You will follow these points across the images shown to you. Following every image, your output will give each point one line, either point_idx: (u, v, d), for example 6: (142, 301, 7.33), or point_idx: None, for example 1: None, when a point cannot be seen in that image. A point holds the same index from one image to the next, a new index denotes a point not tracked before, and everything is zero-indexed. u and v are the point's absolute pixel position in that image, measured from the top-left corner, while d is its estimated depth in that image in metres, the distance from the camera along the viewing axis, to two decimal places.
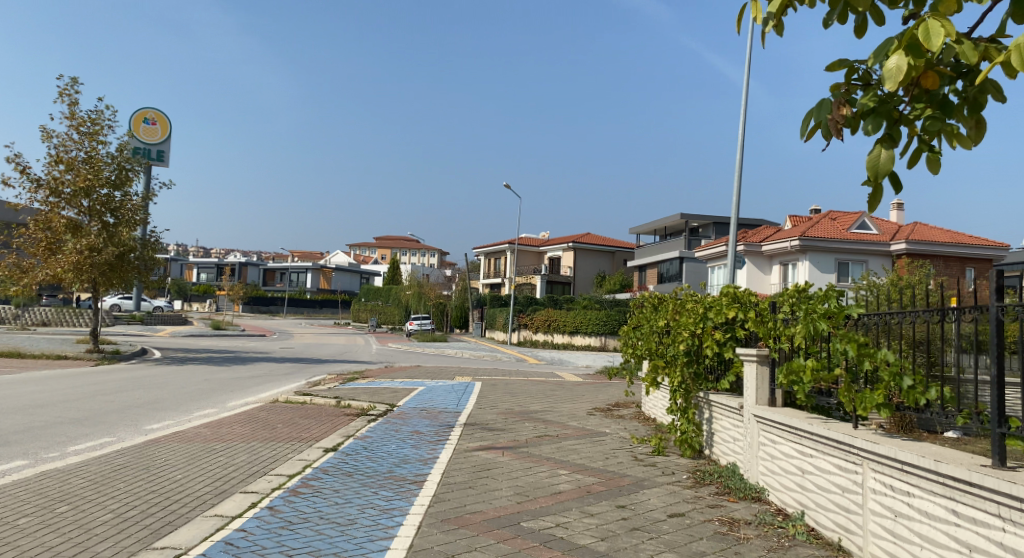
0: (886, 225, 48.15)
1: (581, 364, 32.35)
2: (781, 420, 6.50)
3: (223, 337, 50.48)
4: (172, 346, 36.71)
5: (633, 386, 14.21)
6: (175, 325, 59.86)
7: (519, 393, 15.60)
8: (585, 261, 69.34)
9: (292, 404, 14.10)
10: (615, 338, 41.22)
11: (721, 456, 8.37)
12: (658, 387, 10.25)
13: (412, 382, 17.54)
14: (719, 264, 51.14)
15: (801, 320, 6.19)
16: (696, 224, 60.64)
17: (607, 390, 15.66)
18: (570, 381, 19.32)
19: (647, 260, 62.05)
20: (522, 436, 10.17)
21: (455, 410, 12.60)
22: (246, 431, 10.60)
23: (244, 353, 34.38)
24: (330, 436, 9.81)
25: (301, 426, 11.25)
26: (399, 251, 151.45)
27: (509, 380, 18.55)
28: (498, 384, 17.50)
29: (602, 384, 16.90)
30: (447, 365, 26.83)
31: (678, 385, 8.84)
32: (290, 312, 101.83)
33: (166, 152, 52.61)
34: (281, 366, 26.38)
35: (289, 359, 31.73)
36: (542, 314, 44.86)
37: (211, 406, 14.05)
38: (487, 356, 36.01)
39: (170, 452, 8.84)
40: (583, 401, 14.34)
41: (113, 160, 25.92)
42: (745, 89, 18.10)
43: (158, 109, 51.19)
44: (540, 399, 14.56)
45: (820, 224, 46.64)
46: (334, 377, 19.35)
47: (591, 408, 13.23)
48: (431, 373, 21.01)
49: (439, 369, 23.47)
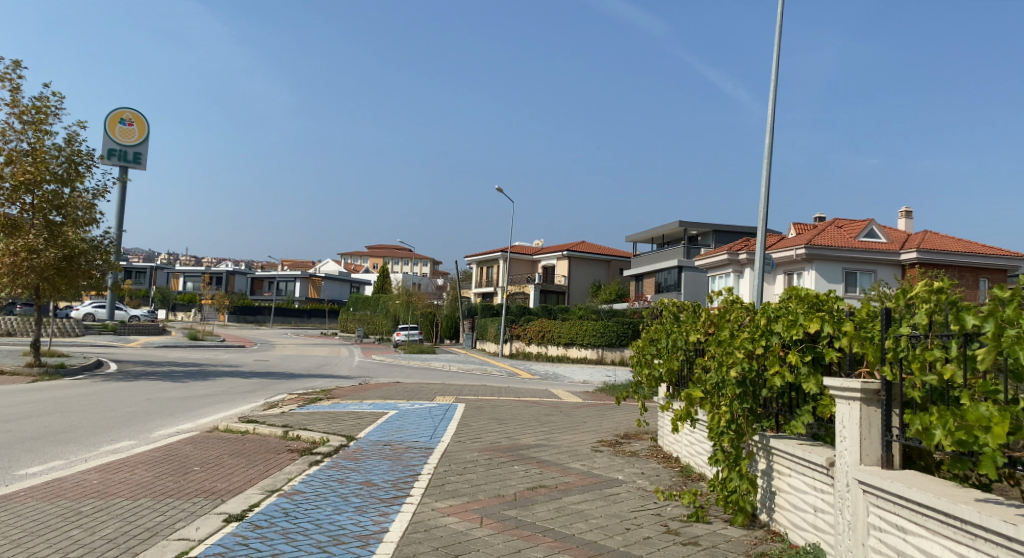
0: (894, 233, 45.52)
1: (579, 380, 29.78)
2: (928, 502, 4.14)
3: (200, 348, 47.94)
4: (134, 358, 34.07)
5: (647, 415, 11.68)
6: (151, 335, 57.20)
7: (509, 420, 13.00)
8: (580, 270, 66.89)
9: (230, 434, 11.54)
10: (612, 351, 38.75)
11: (788, 528, 5.91)
12: (692, 423, 7.75)
13: (383, 405, 14.93)
14: (719, 274, 48.83)
15: (992, 350, 3.79)
16: (695, 232, 58.20)
17: (613, 417, 13.10)
18: (570, 402, 16.76)
19: (644, 269, 59.70)
20: (508, 490, 7.61)
21: (427, 446, 10.05)
22: (145, 478, 8.06)
23: (212, 366, 31.74)
24: (250, 490, 7.27)
25: (225, 469, 8.71)
26: (391, 260, 148.60)
27: (498, 401, 15.97)
28: (484, 406, 14.88)
29: (607, 409, 14.34)
30: (430, 381, 24.23)
31: (727, 425, 6.39)
32: (276, 322, 99.01)
33: (143, 154, 49.90)
34: (246, 382, 23.79)
35: (260, 373, 29.12)
36: (535, 325, 42.33)
37: (130, 436, 11.48)
38: (476, 370, 33.38)
39: (14, 517, 6.30)
40: (585, 431, 11.78)
41: (63, 152, 23.30)
42: (776, 63, 15.51)
43: (135, 108, 48.48)
44: (533, 429, 11.95)
45: (826, 232, 44.31)
46: (296, 397, 16.78)
47: (595, 442, 10.69)
48: (411, 392, 18.47)
49: (420, 385, 20.92)
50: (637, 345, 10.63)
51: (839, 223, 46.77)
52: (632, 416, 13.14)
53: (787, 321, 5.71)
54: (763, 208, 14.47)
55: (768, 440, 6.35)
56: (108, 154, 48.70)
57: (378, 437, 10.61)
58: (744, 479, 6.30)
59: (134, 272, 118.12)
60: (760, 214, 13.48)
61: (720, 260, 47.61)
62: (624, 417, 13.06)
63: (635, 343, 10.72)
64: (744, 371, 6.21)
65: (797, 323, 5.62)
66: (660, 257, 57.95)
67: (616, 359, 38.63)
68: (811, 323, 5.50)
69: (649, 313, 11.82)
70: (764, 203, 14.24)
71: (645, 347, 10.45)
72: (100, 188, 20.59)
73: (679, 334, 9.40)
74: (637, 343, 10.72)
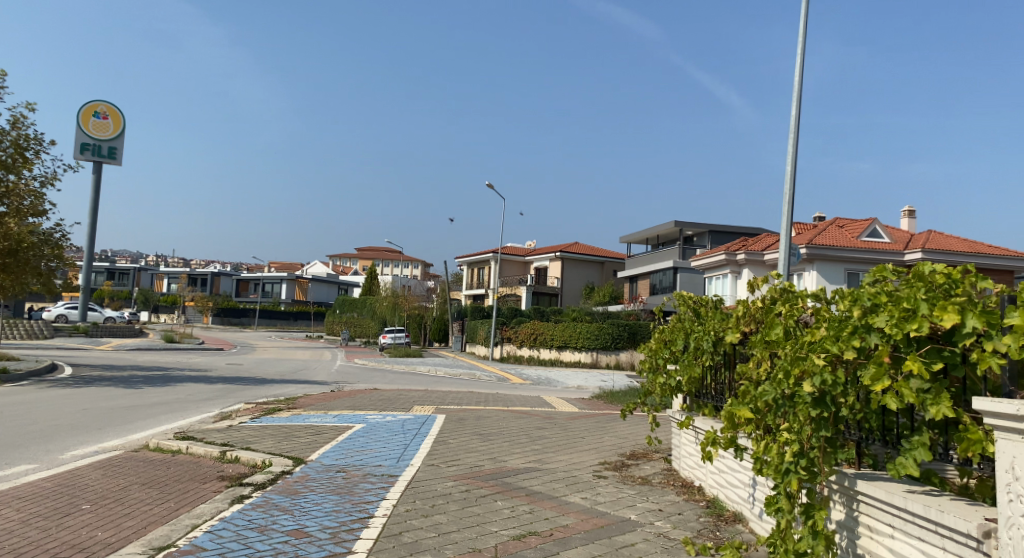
0: (898, 232, 43.63)
1: (573, 385, 27.85)
2: None
3: (175, 351, 45.85)
4: (97, 361, 31.98)
5: (659, 433, 9.77)
6: (125, 338, 55.05)
7: (495, 436, 11.04)
8: (572, 272, 65.05)
9: (156, 456, 9.56)
10: (607, 355, 37.09)
11: None
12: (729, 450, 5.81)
13: (350, 417, 12.95)
14: (717, 275, 46.99)
15: None
16: (691, 232, 56.45)
17: (618, 433, 11.16)
18: (565, 412, 14.78)
19: (638, 270, 58.10)
20: (487, 542, 5.69)
21: (390, 473, 8.11)
22: (9, 521, 6.09)
23: (179, 370, 29.65)
24: (131, 546, 5.28)
25: (123, 506, 6.74)
26: (381, 262, 146.55)
27: (483, 412, 14.00)
28: (466, 419, 12.90)
29: (608, 422, 12.41)
30: (411, 388, 22.29)
31: (793, 460, 4.46)
32: (262, 325, 96.79)
33: (118, 149, 47.61)
34: (210, 388, 21.78)
35: (229, 378, 27.14)
36: (527, 327, 40.36)
37: (34, 458, 9.49)
38: (464, 375, 31.40)
39: None
40: (585, 451, 9.83)
41: (7, 138, 22.26)
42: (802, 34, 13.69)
43: (109, 100, 46.42)
44: (523, 448, 9.99)
45: (827, 232, 42.51)
46: (253, 407, 14.81)
47: (598, 466, 8.77)
48: (386, 400, 16.50)
49: (399, 393, 18.95)
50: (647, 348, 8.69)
51: (840, 222, 44.97)
52: (641, 430, 11.23)
53: (894, 312, 3.86)
54: (790, 191, 12.55)
55: (852, 482, 4.43)
56: (82, 150, 46.13)
57: (326, 461, 8.64)
58: (817, 537, 4.34)
59: (117, 273, 115.52)
60: (787, 200, 11.56)
61: (717, 260, 45.79)
62: (631, 432, 11.13)
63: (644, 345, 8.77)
64: (823, 383, 4.25)
65: (917, 316, 3.77)
66: (655, 258, 56.18)
67: (611, 363, 37.05)
68: (946, 314, 3.66)
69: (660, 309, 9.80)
70: (790, 187, 12.34)
71: (659, 352, 8.47)
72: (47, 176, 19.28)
73: (700, 334, 7.47)
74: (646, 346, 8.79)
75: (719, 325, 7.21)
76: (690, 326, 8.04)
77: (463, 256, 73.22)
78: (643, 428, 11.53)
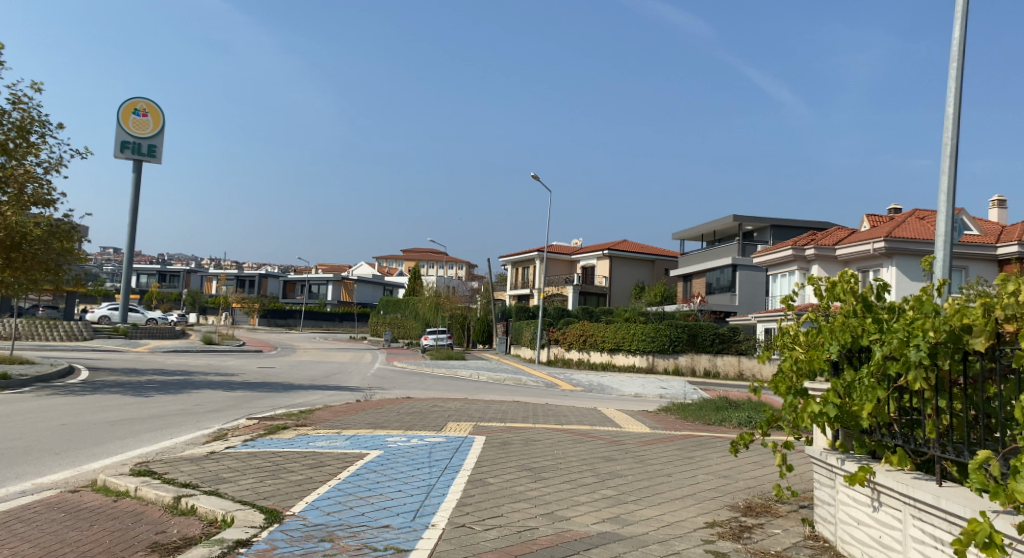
0: (987, 223, 39.67)
1: (629, 393, 24.95)
2: None
3: (211, 353, 43.97)
4: (120, 364, 29.97)
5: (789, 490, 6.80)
6: (162, 340, 53.48)
7: (549, 471, 8.34)
8: (622, 270, 61.95)
9: (93, 504, 6.98)
10: (664, 358, 34.24)
11: None
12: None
13: (367, 441, 10.30)
14: (783, 272, 43.65)
15: None
16: (751, 227, 53.01)
17: (713, 476, 8.41)
18: (632, 432, 12.00)
19: (693, 268, 54.91)
20: None
21: (400, 546, 5.43)
22: None
23: (202, 374, 27.46)
24: None
25: None
26: (425, 263, 144.83)
27: (531, 433, 11.27)
28: (511, 444, 10.18)
29: (693, 455, 9.65)
30: (448, 396, 19.67)
31: None
32: (307, 326, 95.24)
33: (158, 147, 45.58)
34: (224, 396, 19.43)
35: (254, 383, 24.81)
36: (576, 328, 37.42)
37: None
38: (508, 380, 28.68)
39: None
40: (676, 504, 7.06)
41: (8, 119, 20.19)
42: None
43: (148, 96, 44.53)
44: (589, 495, 7.27)
45: (907, 224, 38.97)
46: (254, 424, 12.23)
47: (706, 535, 5.97)
48: (416, 414, 13.87)
49: (432, 404, 16.33)
50: (787, 357, 5.99)
51: (919, 214, 41.35)
52: (746, 472, 8.42)
53: None
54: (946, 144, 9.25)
55: None
56: (121, 147, 44.28)
57: (305, 525, 5.96)
58: None
59: (168, 275, 115.14)
60: (946, 167, 8.52)
61: (784, 256, 42.48)
62: (730, 477, 8.37)
63: (779, 356, 6.06)
64: None
65: None
66: (712, 255, 52.90)
67: (669, 368, 34.16)
68: None
69: (791, 301, 6.96)
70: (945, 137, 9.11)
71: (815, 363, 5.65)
72: (49, 164, 17.42)
73: (896, 338, 4.58)
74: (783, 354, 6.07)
75: (939, 323, 4.32)
76: (871, 327, 5.34)
77: (508, 255, 70.47)
78: (746, 467, 8.73)
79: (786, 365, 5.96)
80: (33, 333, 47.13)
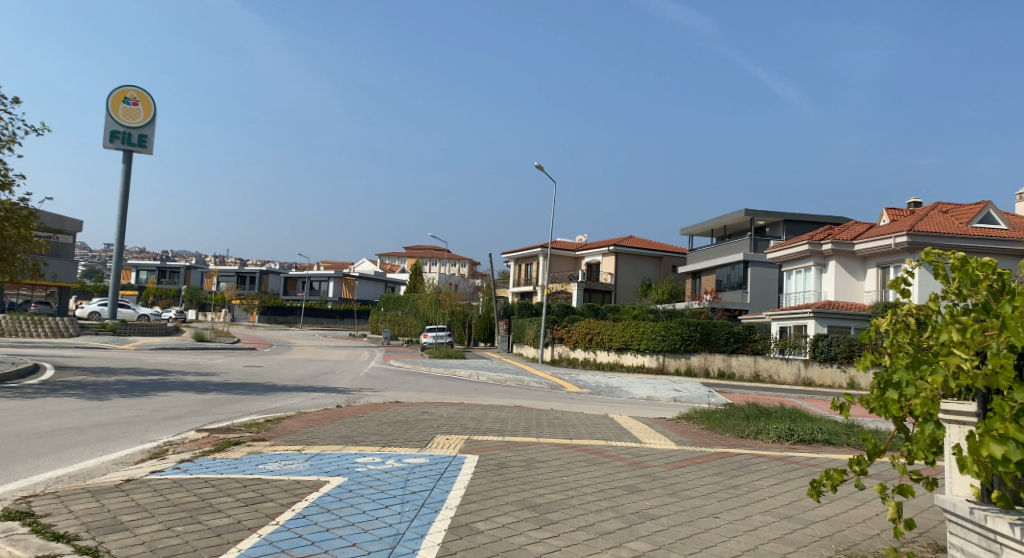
0: (1014, 217, 37.60)
1: (640, 397, 22.90)
2: None
3: (199, 350, 41.95)
4: (95, 362, 28.02)
5: None
6: (152, 337, 51.53)
7: (556, 511, 6.39)
8: (629, 267, 59.89)
9: None
10: (675, 359, 32.28)
11: None
12: None
13: (330, 461, 8.29)
14: (799, 268, 41.33)
15: None
16: (763, 221, 50.91)
17: (773, 518, 6.40)
18: (655, 448, 10.00)
19: (703, 265, 52.83)
20: None
21: None
22: None
23: (180, 373, 25.45)
24: None
25: None
26: (428, 260, 142.82)
27: (534, 451, 9.26)
28: (510, 467, 8.21)
29: (738, 485, 7.61)
30: (443, 401, 17.65)
31: None
32: (307, 323, 93.13)
33: (150, 137, 43.41)
34: (192, 400, 17.44)
35: (233, 383, 22.85)
36: (581, 325, 35.45)
37: None
38: (510, 381, 26.59)
39: None
40: None
41: None
42: None
43: (137, 85, 42.01)
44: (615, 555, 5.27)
45: (930, 217, 36.87)
46: (205, 438, 10.24)
47: None
48: (400, 424, 11.85)
49: (422, 410, 14.37)
50: (939, 371, 4.19)
51: (942, 207, 39.26)
52: (816, 517, 6.41)
53: None
54: None
55: None
56: (111, 138, 42.17)
57: None
58: None
59: (168, 271, 113.19)
60: None
61: (799, 251, 40.34)
62: (795, 520, 6.37)
63: (925, 366, 4.24)
64: None
65: None
66: (722, 250, 50.81)
67: (680, 368, 32.15)
68: None
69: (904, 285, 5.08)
70: None
71: (998, 381, 3.95)
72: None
73: None
74: (928, 364, 4.29)
75: None
76: None
77: (512, 251, 68.43)
78: (812, 507, 6.73)
79: (939, 380, 4.18)
80: (18, 328, 45.27)
